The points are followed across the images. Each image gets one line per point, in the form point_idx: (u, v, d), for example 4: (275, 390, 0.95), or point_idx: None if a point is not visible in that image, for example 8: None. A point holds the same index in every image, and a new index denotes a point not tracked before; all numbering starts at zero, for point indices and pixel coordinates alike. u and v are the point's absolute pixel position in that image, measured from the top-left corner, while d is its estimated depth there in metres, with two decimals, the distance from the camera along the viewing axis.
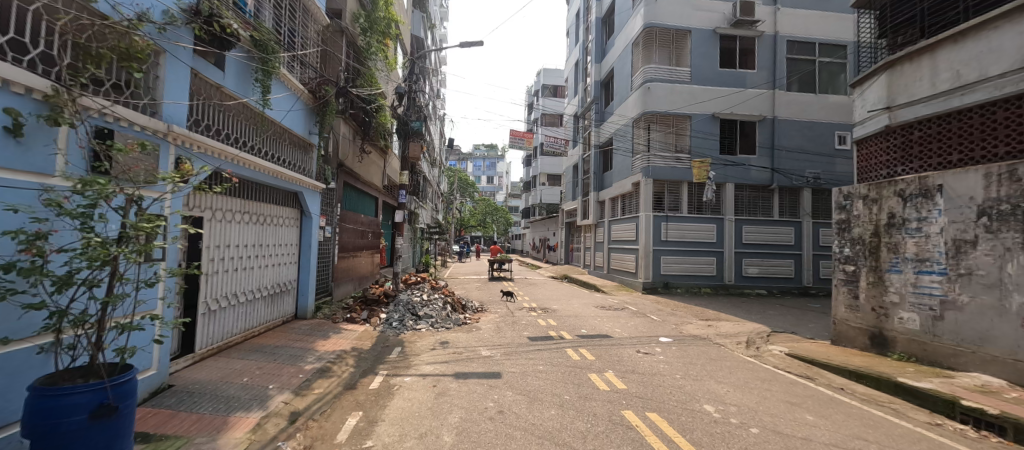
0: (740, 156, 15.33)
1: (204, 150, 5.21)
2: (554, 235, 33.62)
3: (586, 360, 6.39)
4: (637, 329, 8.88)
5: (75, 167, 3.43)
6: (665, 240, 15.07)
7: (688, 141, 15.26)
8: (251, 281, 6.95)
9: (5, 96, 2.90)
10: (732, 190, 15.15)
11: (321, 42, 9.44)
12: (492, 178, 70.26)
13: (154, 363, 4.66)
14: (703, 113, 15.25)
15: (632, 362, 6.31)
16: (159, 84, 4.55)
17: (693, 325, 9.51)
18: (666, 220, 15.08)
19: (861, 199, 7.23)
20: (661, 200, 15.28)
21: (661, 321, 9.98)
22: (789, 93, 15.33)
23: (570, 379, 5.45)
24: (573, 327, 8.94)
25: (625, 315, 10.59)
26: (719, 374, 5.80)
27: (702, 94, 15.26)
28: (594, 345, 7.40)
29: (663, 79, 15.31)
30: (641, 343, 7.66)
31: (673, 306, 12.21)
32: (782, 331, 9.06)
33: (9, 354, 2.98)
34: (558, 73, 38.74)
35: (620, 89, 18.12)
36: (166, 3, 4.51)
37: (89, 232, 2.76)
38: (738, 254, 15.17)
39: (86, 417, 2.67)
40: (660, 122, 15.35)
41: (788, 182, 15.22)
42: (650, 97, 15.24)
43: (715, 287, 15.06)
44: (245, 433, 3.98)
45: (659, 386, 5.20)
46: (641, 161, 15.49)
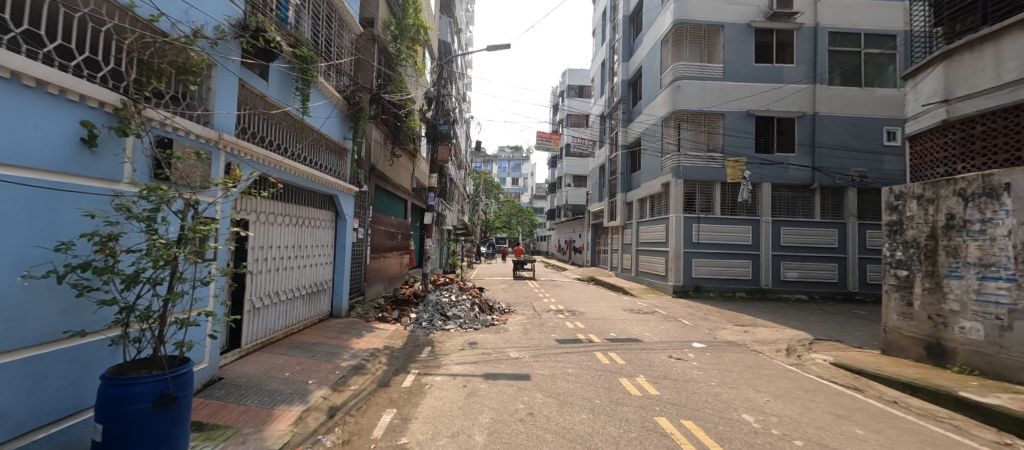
0: (778, 154, 14.77)
1: (250, 156, 5.50)
2: (580, 237, 33.47)
3: (615, 364, 6.32)
4: (668, 334, 8.70)
5: (141, 174, 3.70)
6: (696, 242, 14.70)
7: (722, 139, 14.83)
8: (290, 281, 7.25)
9: (80, 110, 3.15)
10: (769, 190, 14.62)
11: (355, 50, 9.74)
12: (517, 180, 70.35)
13: (206, 356, 4.94)
14: (738, 111, 14.81)
15: (664, 367, 6.20)
16: (211, 94, 4.82)
17: (728, 331, 9.23)
18: (697, 221, 14.71)
19: (915, 199, 6.86)
20: (692, 201, 14.91)
21: (693, 326, 9.73)
22: (831, 88, 14.64)
23: (601, 383, 5.42)
24: (601, 330, 8.85)
25: (655, 319, 10.41)
26: (756, 382, 5.62)
27: (735, 91, 14.84)
28: (624, 349, 7.30)
29: (693, 76, 14.98)
30: (672, 347, 7.52)
31: (705, 311, 11.88)
32: (825, 338, 8.67)
33: (84, 344, 3.24)
34: (583, 73, 38.32)
35: (648, 87, 17.84)
36: (217, 18, 4.79)
37: (153, 234, 2.99)
38: (775, 257, 14.61)
39: (149, 406, 2.89)
40: (691, 120, 14.98)
41: (830, 181, 14.55)
42: (680, 96, 14.95)
43: (750, 291, 14.54)
44: (288, 426, 4.18)
45: (694, 393, 5.09)
46: (671, 161, 15.20)
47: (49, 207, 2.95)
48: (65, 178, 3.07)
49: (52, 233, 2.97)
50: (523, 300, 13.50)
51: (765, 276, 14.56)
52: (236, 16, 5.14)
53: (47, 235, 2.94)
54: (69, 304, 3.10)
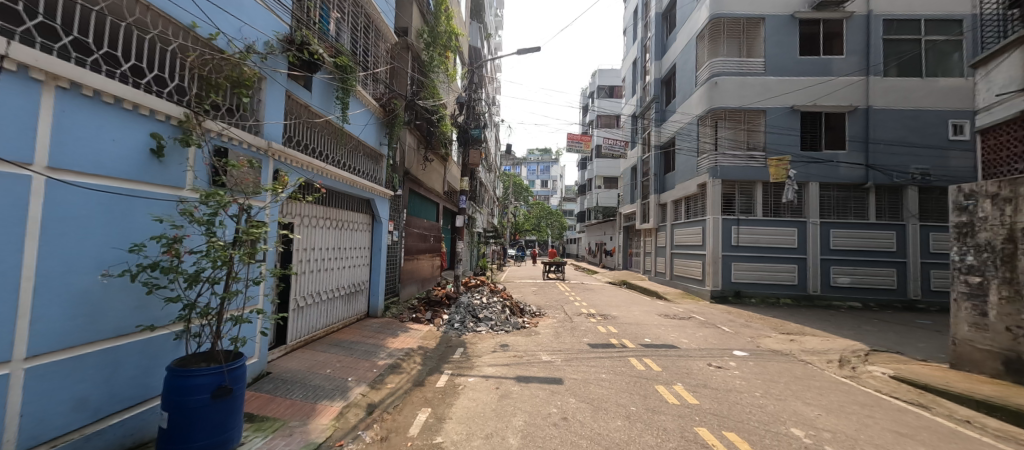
0: (826, 152, 14.12)
1: (296, 163, 5.80)
2: (611, 240, 33.09)
3: (651, 371, 6.25)
4: (706, 341, 8.48)
5: (201, 181, 3.99)
6: (735, 245, 14.28)
7: (763, 137, 14.33)
8: (330, 281, 7.56)
9: (150, 123, 3.45)
10: (816, 189, 14.01)
11: (391, 59, 10.07)
12: (547, 182, 70.19)
13: (256, 352, 5.23)
14: (781, 107, 14.27)
15: (703, 375, 6.08)
16: (261, 106, 5.12)
17: (772, 339, 8.91)
18: (737, 223, 14.28)
19: (989, 199, 6.42)
20: (731, 203, 14.48)
21: (734, 333, 9.44)
22: (886, 80, 13.85)
23: (636, 390, 5.38)
24: (635, 335, 8.75)
25: (692, 325, 10.16)
26: (805, 395, 5.42)
27: (778, 86, 14.32)
28: (660, 355, 7.19)
29: (731, 72, 14.57)
30: (712, 355, 7.34)
31: (746, 318, 11.49)
32: (881, 350, 8.22)
33: (152, 338, 3.52)
34: (614, 73, 37.84)
35: (682, 86, 17.46)
36: (267, 34, 5.09)
37: (213, 237, 3.26)
38: (823, 261, 13.95)
39: (208, 396, 3.17)
40: (729, 118, 14.56)
41: (887, 180, 13.79)
42: (716, 93, 14.60)
43: (796, 297, 13.93)
44: (330, 421, 4.41)
45: (736, 403, 4.97)
46: (708, 161, 14.82)
47: (124, 212, 3.24)
48: (137, 185, 3.35)
49: (126, 236, 3.25)
50: (554, 303, 13.48)
51: (813, 281, 13.92)
52: (284, 31, 5.45)
53: (121, 238, 3.22)
54: (140, 301, 3.38)
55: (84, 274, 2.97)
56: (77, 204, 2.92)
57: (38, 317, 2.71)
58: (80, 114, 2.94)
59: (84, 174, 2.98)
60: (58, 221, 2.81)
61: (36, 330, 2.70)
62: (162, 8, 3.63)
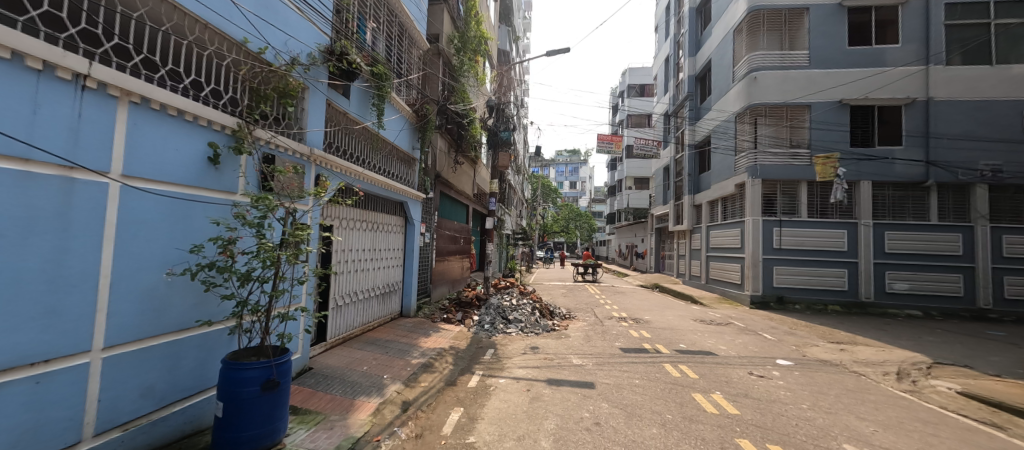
0: (881, 148, 13.43)
1: (336, 168, 6.06)
2: (643, 242, 32.58)
3: (688, 378, 6.15)
4: (747, 348, 8.24)
5: (252, 187, 4.26)
6: (777, 248, 13.80)
7: (808, 133, 13.78)
8: (366, 281, 7.82)
9: (208, 132, 3.71)
10: (869, 188, 13.34)
11: (423, 65, 10.32)
12: (575, 184, 69.86)
13: (300, 348, 5.49)
14: (829, 102, 13.67)
15: (743, 384, 5.93)
16: (304, 114, 5.37)
17: (819, 348, 8.54)
18: (779, 225, 13.80)
19: None
20: (773, 203, 14.01)
21: (777, 341, 9.11)
22: (948, 69, 12.98)
23: (672, 397, 5.32)
24: (669, 341, 8.61)
25: (730, 331, 9.89)
26: (859, 409, 5.18)
27: (824, 80, 13.75)
28: (697, 362, 7.06)
29: (772, 66, 14.15)
30: (753, 363, 7.13)
31: (790, 325, 11.06)
32: (946, 363, 7.72)
33: (209, 333, 3.77)
34: (644, 72, 37.26)
35: (718, 82, 17.05)
36: (310, 46, 5.36)
37: (263, 238, 3.48)
38: (877, 265, 13.21)
39: (258, 389, 3.39)
40: (770, 114, 14.10)
41: (951, 177, 12.96)
42: (756, 88, 14.23)
43: (846, 304, 13.22)
44: (368, 416, 4.59)
45: (781, 415, 4.83)
46: (747, 159, 14.45)
47: (186, 216, 3.50)
48: (197, 191, 3.62)
49: (187, 237, 3.51)
50: (584, 306, 13.41)
51: (865, 287, 13.18)
52: (325, 43, 5.75)
53: (184, 239, 3.48)
54: (199, 297, 3.64)
55: (151, 272, 3.23)
56: (146, 208, 3.18)
57: (113, 311, 2.97)
58: (148, 126, 3.20)
59: (153, 181, 3.24)
60: (130, 224, 3.08)
61: (111, 324, 2.96)
62: (220, 26, 3.89)
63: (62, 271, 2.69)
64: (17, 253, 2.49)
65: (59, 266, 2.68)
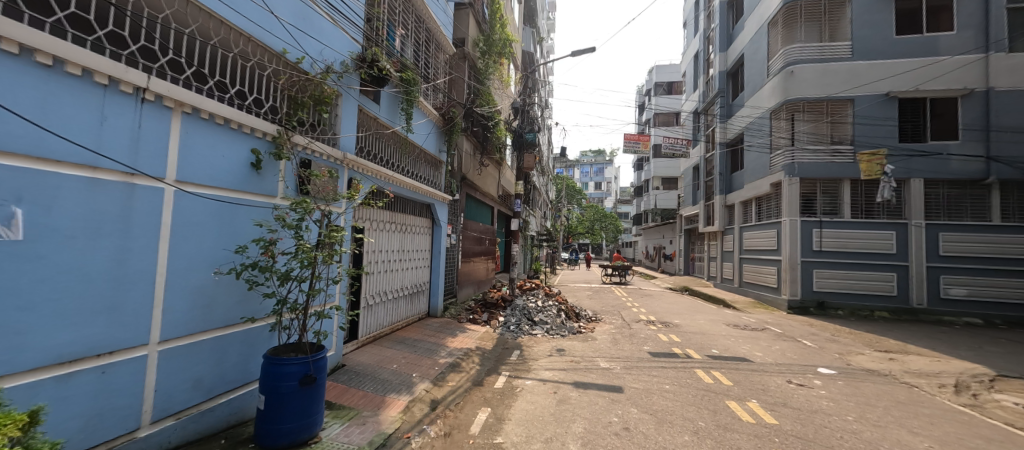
0: (933, 143, 12.48)
1: (367, 172, 6.27)
2: (671, 243, 31.85)
3: (721, 385, 6.00)
4: (784, 355, 7.97)
5: (291, 190, 4.47)
6: (817, 251, 13.09)
7: (851, 129, 13.01)
8: (396, 282, 8.03)
9: (251, 139, 3.93)
10: (920, 186, 12.43)
11: (449, 69, 10.45)
12: (600, 184, 69.20)
13: (334, 346, 5.69)
14: (874, 95, 12.83)
15: (781, 393, 5.72)
16: (337, 120, 5.56)
17: (865, 357, 8.09)
18: (819, 226, 13.10)
19: None
20: (812, 203, 13.32)
21: (818, 348, 8.75)
22: (1010, 57, 11.91)
23: (705, 404, 5.22)
24: (701, 346, 8.45)
25: (766, 337, 9.59)
26: (912, 423, 4.85)
27: (868, 72, 12.91)
28: (730, 368, 6.88)
29: (810, 59, 13.45)
30: (792, 371, 6.87)
31: (830, 331, 10.65)
32: (1004, 374, 7.25)
33: (252, 329, 3.98)
34: (672, 69, 36.60)
35: (751, 77, 16.57)
36: (343, 54, 5.56)
37: (301, 240, 3.65)
38: (929, 269, 12.25)
39: (296, 383, 3.56)
40: (809, 109, 13.41)
41: (1014, 174, 11.89)
42: (793, 83, 13.60)
43: (895, 310, 12.32)
44: (398, 413, 4.73)
45: (823, 426, 4.64)
46: (784, 157, 13.90)
47: (232, 219, 3.72)
48: (242, 195, 3.83)
49: (233, 238, 3.72)
50: (610, 309, 13.29)
51: (917, 293, 12.27)
52: (357, 51, 5.95)
53: (229, 239, 3.69)
54: (243, 295, 3.85)
55: (201, 271, 3.44)
56: (197, 211, 3.40)
57: (166, 307, 3.18)
58: (199, 135, 3.42)
59: (202, 185, 3.46)
60: (182, 226, 3.28)
61: (165, 320, 3.17)
62: (262, 39, 4.09)
63: (124, 270, 2.91)
64: (86, 253, 2.71)
65: (122, 266, 2.90)
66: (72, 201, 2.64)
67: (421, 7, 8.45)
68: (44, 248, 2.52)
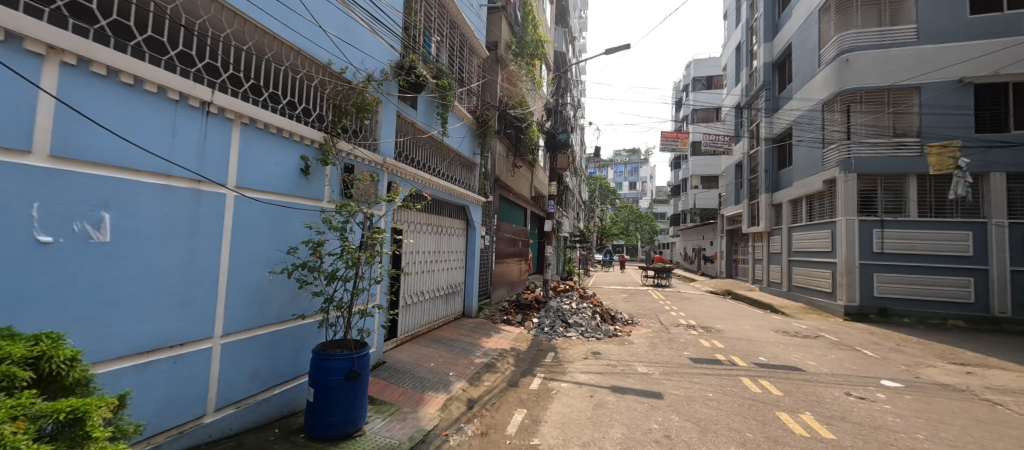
0: (1017, 133, 11.23)
1: (405, 175, 6.48)
2: (712, 245, 30.84)
3: (770, 395, 5.75)
4: (840, 364, 7.54)
5: (336, 194, 4.70)
6: (879, 252, 12.05)
7: (917, 120, 11.96)
8: (432, 282, 8.23)
9: (301, 147, 4.17)
10: (1001, 181, 11.17)
11: (482, 72, 10.57)
12: (635, 184, 67.88)
13: (375, 343, 5.91)
14: (944, 82, 11.63)
15: (839, 406, 5.40)
16: (377, 126, 5.78)
17: (937, 370, 7.43)
18: (881, 225, 12.05)
19: None
20: (872, 202, 12.33)
21: (879, 357, 8.23)
22: None
23: (752, 415, 5.04)
24: (747, 353, 8.17)
25: (820, 345, 9.13)
26: (993, 444, 4.42)
27: (936, 57, 11.72)
28: (778, 377, 6.60)
29: (869, 45, 12.43)
30: (850, 383, 6.45)
31: (886, 338, 10.05)
32: None
33: (303, 325, 4.22)
34: (710, 63, 35.56)
35: (798, 68, 15.76)
36: (383, 63, 5.78)
37: (346, 241, 3.84)
38: (1014, 274, 11.00)
39: (342, 378, 3.75)
40: (868, 100, 12.52)
41: None
42: (849, 71, 12.64)
43: (972, 319, 11.21)
44: (436, 411, 4.87)
45: (885, 443, 4.36)
46: (839, 152, 12.94)
47: (285, 222, 3.96)
48: (293, 199, 4.08)
49: (285, 240, 3.96)
50: (648, 312, 13.06)
51: (999, 299, 11.08)
52: (396, 59, 6.14)
53: (282, 241, 3.93)
54: (294, 293, 4.09)
55: (257, 270, 3.69)
56: (254, 214, 3.64)
57: (227, 304, 3.43)
58: (255, 143, 3.67)
59: (258, 190, 3.70)
60: (241, 228, 3.54)
61: (227, 315, 3.43)
62: (309, 52, 4.34)
63: (194, 268, 3.18)
64: (161, 253, 2.98)
65: (191, 264, 3.16)
66: (150, 206, 2.90)
67: (455, 12, 8.63)
68: (126, 247, 2.78)
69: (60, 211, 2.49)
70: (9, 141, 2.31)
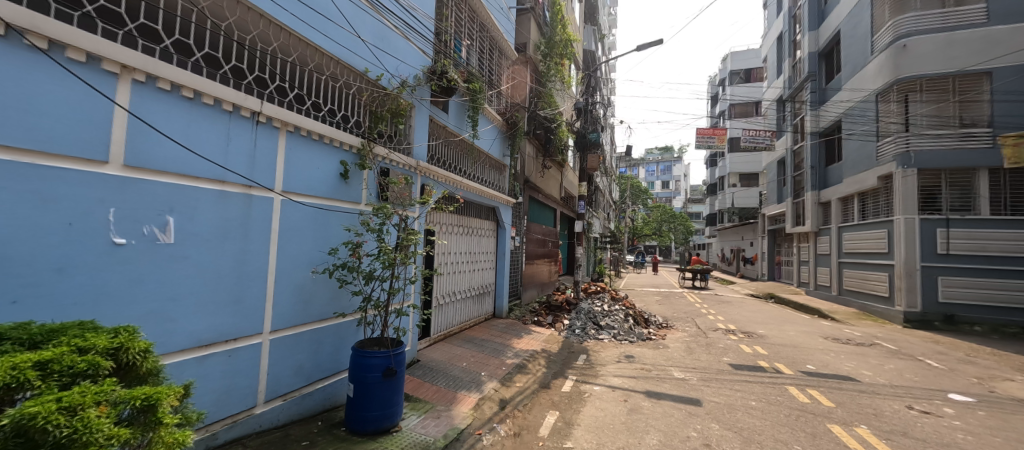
0: None
1: (438, 178, 6.61)
2: (752, 246, 29.81)
3: (821, 406, 5.52)
4: (902, 375, 7.11)
5: (373, 197, 4.87)
6: (943, 254, 11.23)
7: (987, 108, 11.12)
8: (464, 283, 8.36)
9: (341, 152, 4.35)
10: None
11: (512, 73, 10.65)
12: (668, 183, 66.50)
13: (410, 342, 6.07)
14: (1019, 65, 10.71)
15: (900, 420, 5.10)
16: (410, 130, 5.93)
17: (1012, 384, 6.90)
18: (945, 225, 11.23)
19: None
20: (935, 198, 11.52)
21: (947, 369, 7.69)
22: None
23: (800, 426, 4.87)
24: (793, 360, 7.87)
25: (876, 354, 8.66)
26: None
27: (1009, 38, 10.82)
28: (829, 387, 6.32)
29: (930, 29, 11.61)
30: (913, 396, 6.08)
31: (946, 347, 9.45)
32: None
33: (343, 323, 4.40)
34: (748, 56, 34.40)
35: (848, 55, 14.99)
36: (415, 68, 5.94)
37: (383, 242, 3.98)
38: None
39: (380, 375, 3.88)
40: (929, 88, 11.69)
41: None
42: (907, 58, 11.90)
43: None
44: (469, 410, 4.96)
45: None
46: (896, 145, 12.20)
47: (326, 224, 4.15)
48: (334, 202, 4.27)
49: (326, 241, 4.14)
50: (683, 315, 12.79)
51: None
52: (427, 64, 6.30)
53: (324, 242, 4.12)
54: (335, 292, 4.27)
55: (301, 270, 3.88)
56: (298, 217, 3.84)
57: (275, 302, 3.62)
58: (299, 150, 3.86)
59: (302, 194, 3.89)
60: (287, 230, 3.73)
61: (275, 313, 3.62)
62: (347, 61, 4.52)
63: (245, 268, 3.38)
64: (216, 254, 3.18)
65: (244, 264, 3.37)
66: (208, 210, 3.11)
67: (485, 15, 8.74)
68: (187, 248, 3.00)
69: (131, 215, 2.71)
70: (89, 152, 2.54)
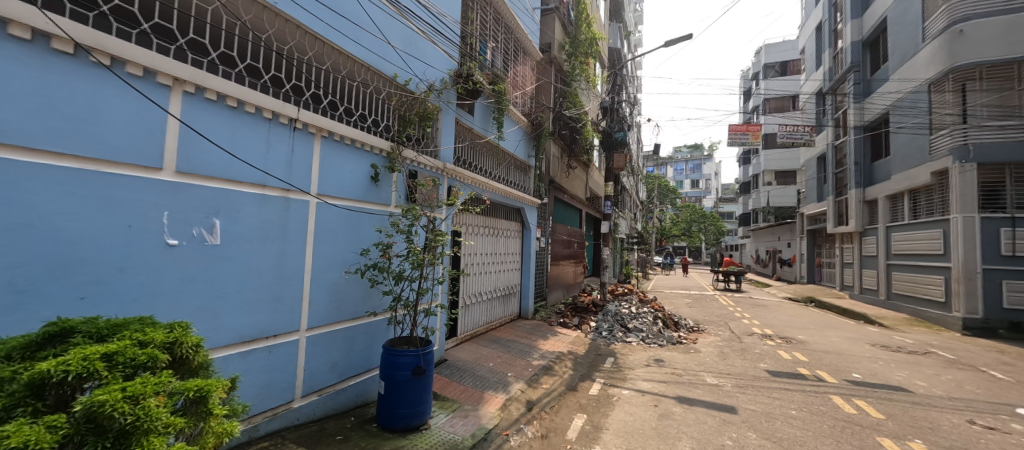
0: None
1: (464, 180, 6.70)
2: (789, 247, 28.80)
3: (869, 417, 5.30)
4: (962, 387, 6.73)
5: (402, 199, 4.98)
6: (1007, 256, 10.59)
7: None
8: (490, 283, 8.43)
9: (371, 155, 4.47)
10: None
11: (535, 74, 10.67)
12: (697, 182, 64.99)
13: (438, 341, 6.17)
14: None
15: (959, 435, 4.84)
16: (436, 133, 6.04)
17: None
18: (1011, 225, 10.58)
19: None
20: (998, 194, 10.88)
21: (1016, 382, 7.22)
22: None
23: (845, 438, 4.70)
24: (837, 368, 7.58)
25: (932, 363, 8.21)
26: None
27: None
28: (877, 397, 6.06)
29: (990, 12, 10.92)
30: (976, 409, 5.75)
31: (1008, 357, 8.89)
32: None
33: (374, 322, 4.52)
34: (783, 49, 33.27)
35: (897, 41, 14.27)
36: (442, 72, 6.05)
37: (412, 243, 4.07)
38: None
39: (409, 373, 3.97)
40: (992, 76, 11.07)
41: None
42: (962, 44, 11.24)
43: None
44: (496, 410, 5.01)
45: None
46: (952, 138, 11.58)
47: (358, 226, 4.27)
48: (365, 204, 4.40)
49: (358, 242, 4.27)
50: (716, 319, 12.48)
51: None
52: (454, 67, 6.39)
53: (356, 243, 4.25)
54: (366, 292, 4.39)
55: (335, 270, 4.01)
56: (332, 219, 3.97)
57: (312, 301, 3.77)
58: (333, 154, 4.00)
59: (336, 197, 4.03)
60: (322, 232, 3.87)
61: (312, 311, 3.77)
62: (378, 67, 4.66)
63: (284, 268, 3.53)
64: (257, 255, 3.34)
65: (282, 264, 3.52)
66: (249, 213, 3.27)
67: (510, 17, 8.79)
68: (231, 249, 3.16)
69: (182, 218, 2.88)
70: (145, 160, 2.71)
